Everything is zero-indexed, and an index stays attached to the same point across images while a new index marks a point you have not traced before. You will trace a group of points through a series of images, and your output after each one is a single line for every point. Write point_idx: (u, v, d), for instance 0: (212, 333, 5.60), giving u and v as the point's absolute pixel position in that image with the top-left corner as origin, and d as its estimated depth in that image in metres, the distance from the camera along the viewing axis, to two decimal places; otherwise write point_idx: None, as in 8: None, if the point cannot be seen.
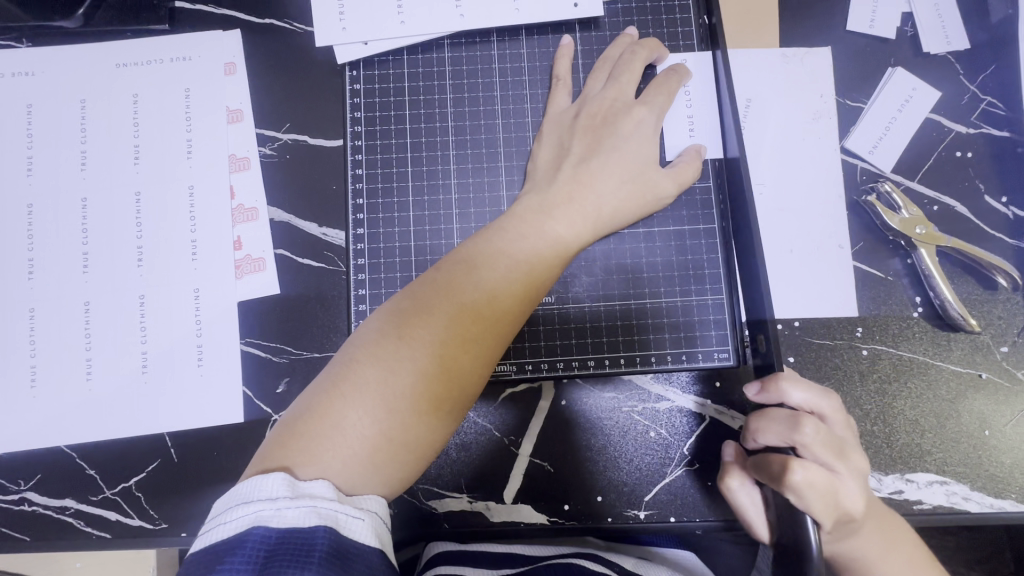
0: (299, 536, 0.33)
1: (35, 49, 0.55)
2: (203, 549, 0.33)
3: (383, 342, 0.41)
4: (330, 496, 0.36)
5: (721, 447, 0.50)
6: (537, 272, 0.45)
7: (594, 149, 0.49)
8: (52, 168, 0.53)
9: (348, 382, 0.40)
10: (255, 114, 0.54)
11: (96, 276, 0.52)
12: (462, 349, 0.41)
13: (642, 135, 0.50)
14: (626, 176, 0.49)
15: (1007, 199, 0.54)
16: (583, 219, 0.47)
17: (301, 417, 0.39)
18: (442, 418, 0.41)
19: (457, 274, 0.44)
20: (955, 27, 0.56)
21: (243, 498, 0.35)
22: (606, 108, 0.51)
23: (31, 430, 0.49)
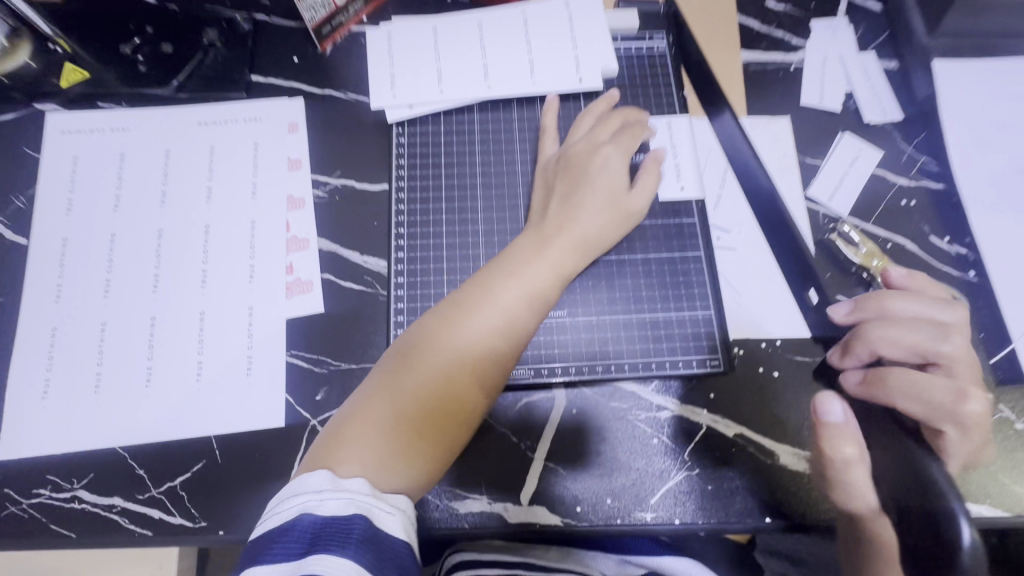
0: (339, 522, 0.40)
1: (130, 110, 0.65)
2: (262, 535, 0.41)
3: (403, 363, 0.50)
4: (366, 492, 0.42)
5: (719, 452, 0.55)
6: (531, 294, 0.53)
7: (575, 188, 0.58)
8: (134, 204, 0.62)
9: (374, 399, 0.48)
10: (311, 162, 0.64)
11: (163, 295, 0.59)
12: (471, 363, 0.50)
13: (609, 170, 0.59)
14: (604, 207, 0.58)
15: (949, 238, 0.64)
16: (570, 244, 0.56)
17: (337, 431, 0.47)
18: (452, 420, 0.49)
19: (459, 301, 0.52)
20: (889, 102, 0.68)
21: (293, 492, 0.42)
22: (581, 151, 0.60)
23: (90, 431, 0.54)
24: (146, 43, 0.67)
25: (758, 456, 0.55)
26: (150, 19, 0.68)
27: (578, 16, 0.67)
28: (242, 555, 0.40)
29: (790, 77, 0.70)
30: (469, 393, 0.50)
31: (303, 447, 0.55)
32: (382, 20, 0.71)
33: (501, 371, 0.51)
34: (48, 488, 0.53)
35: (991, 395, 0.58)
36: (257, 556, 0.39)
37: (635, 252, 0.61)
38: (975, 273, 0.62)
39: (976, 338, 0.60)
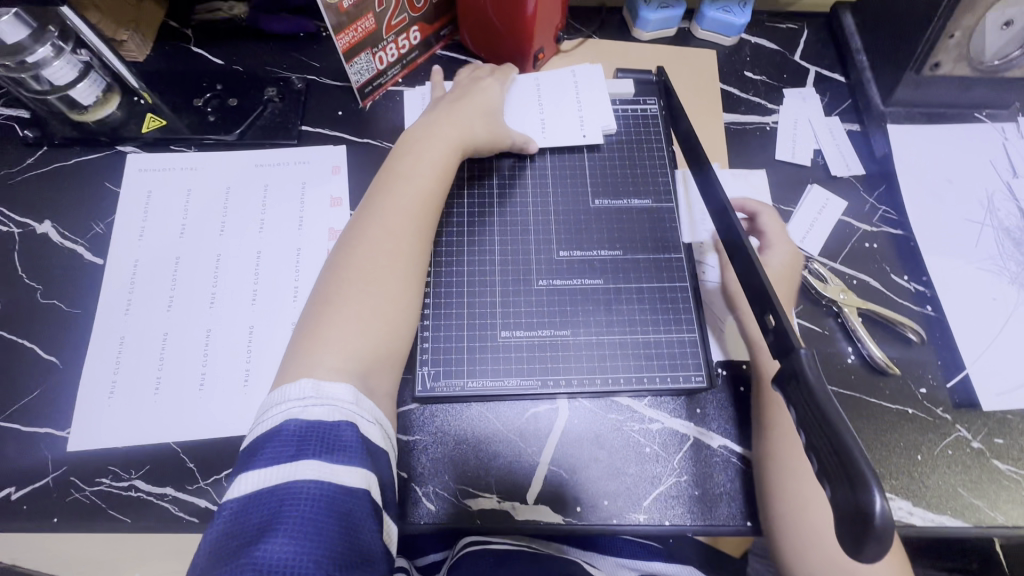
0: (326, 426, 0.46)
1: (198, 153, 0.76)
2: (253, 439, 0.46)
3: (348, 258, 0.59)
4: (348, 398, 0.49)
5: (705, 460, 0.62)
6: (423, 198, 0.64)
7: (456, 107, 0.72)
8: (197, 231, 0.72)
9: (330, 304, 0.56)
10: (351, 200, 0.74)
11: (219, 310, 0.67)
12: (401, 261, 0.60)
13: (474, 144, 0.70)
14: (484, 115, 0.72)
15: (909, 277, 0.72)
16: (454, 135, 0.69)
17: (300, 341, 0.54)
18: (409, 264, 0.60)
19: (387, 192, 0.64)
20: (853, 159, 0.79)
21: (276, 402, 0.48)
22: (458, 133, 0.70)
23: (149, 428, 0.61)
24: (216, 97, 0.79)
25: (740, 465, 0.62)
26: (220, 78, 0.80)
27: (583, 83, 0.79)
28: (237, 461, 0.46)
29: (765, 136, 0.80)
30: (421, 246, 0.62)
31: None
32: (415, 82, 0.83)
33: (422, 267, 0.62)
34: (108, 478, 0.60)
35: (948, 416, 0.65)
36: (251, 460, 0.44)
37: (630, 281, 0.69)
38: (932, 308, 0.70)
39: (934, 364, 0.67)
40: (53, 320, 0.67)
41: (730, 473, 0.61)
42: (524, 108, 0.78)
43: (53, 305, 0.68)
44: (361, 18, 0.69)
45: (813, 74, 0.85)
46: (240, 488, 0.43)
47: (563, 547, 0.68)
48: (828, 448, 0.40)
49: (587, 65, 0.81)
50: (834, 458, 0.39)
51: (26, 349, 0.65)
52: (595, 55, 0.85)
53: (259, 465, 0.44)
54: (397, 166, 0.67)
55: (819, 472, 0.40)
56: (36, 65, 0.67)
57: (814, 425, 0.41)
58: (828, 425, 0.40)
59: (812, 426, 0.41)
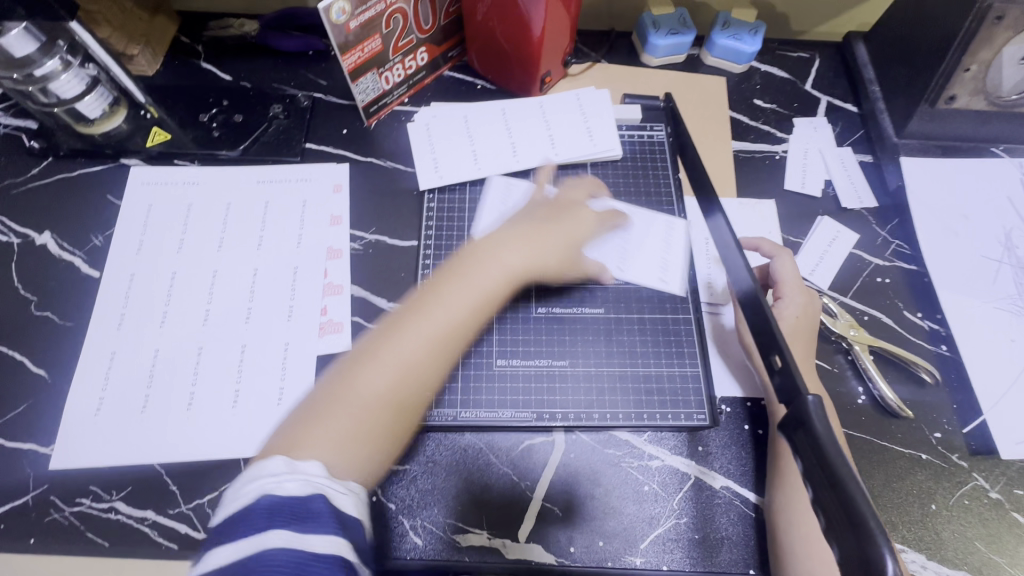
0: (298, 500, 0.42)
1: (201, 168, 0.76)
2: (218, 519, 0.42)
3: (381, 331, 0.54)
4: (321, 474, 0.45)
5: (706, 502, 0.59)
6: (485, 307, 0.56)
7: (544, 224, 0.63)
8: (195, 247, 0.71)
9: (348, 380, 0.51)
10: (351, 219, 0.74)
11: (212, 328, 0.66)
12: (437, 342, 0.53)
13: (588, 230, 0.65)
14: (529, 243, 0.61)
15: (922, 315, 0.70)
16: (533, 263, 0.60)
17: (307, 415, 0.50)
18: (409, 406, 0.52)
19: (479, 257, 0.59)
20: (864, 191, 0.77)
21: (250, 477, 0.44)
22: (565, 200, 0.66)
23: (134, 447, 0.60)
24: (222, 113, 0.79)
25: (742, 509, 0.59)
26: (227, 94, 0.81)
27: (588, 105, 0.78)
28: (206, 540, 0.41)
29: (775, 166, 0.79)
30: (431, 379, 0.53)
31: None
32: (421, 102, 0.82)
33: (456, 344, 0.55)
34: (89, 498, 0.58)
35: (964, 463, 0.62)
36: (223, 535, 0.41)
37: (632, 312, 0.68)
38: (947, 348, 0.68)
39: (949, 408, 0.64)
40: (45, 333, 0.66)
41: (731, 517, 0.59)
42: (531, 130, 0.77)
43: (46, 317, 0.67)
44: (367, 39, 0.70)
45: (824, 103, 0.84)
46: (214, 562, 0.40)
47: None
48: (834, 502, 0.37)
49: (594, 89, 0.80)
50: (841, 512, 0.36)
51: (17, 362, 0.65)
52: (602, 80, 0.85)
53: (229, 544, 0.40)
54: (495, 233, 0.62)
55: (826, 527, 0.37)
56: (43, 78, 0.67)
57: (820, 476, 0.38)
58: (836, 476, 0.37)
59: (818, 476, 0.38)
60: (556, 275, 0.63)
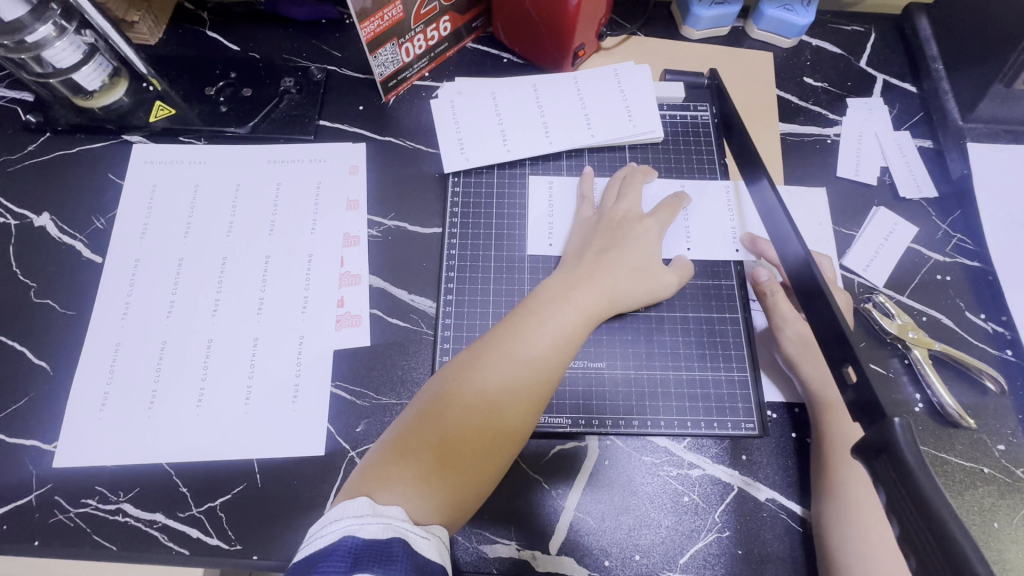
0: (379, 544, 0.41)
1: (209, 146, 0.71)
2: (299, 562, 0.41)
3: (455, 369, 0.53)
4: (402, 518, 0.44)
5: (751, 516, 0.55)
6: (562, 340, 0.55)
7: (610, 245, 0.61)
8: (204, 231, 0.66)
9: (424, 419, 0.50)
10: (369, 203, 0.69)
11: (222, 319, 0.62)
12: (517, 376, 0.52)
13: (651, 239, 0.63)
14: (636, 267, 0.61)
15: (986, 316, 0.64)
16: (602, 293, 0.58)
17: (383, 455, 0.49)
18: (496, 440, 0.50)
19: (547, 290, 0.58)
20: (924, 180, 0.71)
21: (333, 518, 0.43)
22: (620, 216, 0.64)
23: (142, 446, 0.56)
24: (229, 86, 0.73)
25: (790, 524, 0.55)
26: (235, 66, 0.75)
27: (626, 81, 0.72)
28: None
29: (826, 151, 0.73)
30: (516, 423, 0.51)
31: (341, 479, 0.56)
32: (443, 77, 0.76)
33: (547, 377, 0.53)
34: (95, 499, 0.55)
35: None
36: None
37: (672, 309, 0.63)
38: (1012, 352, 0.63)
39: (1014, 418, 0.59)
40: (47, 322, 0.62)
41: (777, 532, 0.55)
42: (565, 108, 0.71)
43: (47, 305, 0.63)
44: (388, 5, 0.63)
45: (881, 82, 0.77)
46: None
47: None
48: (925, 532, 0.31)
49: (631, 64, 0.74)
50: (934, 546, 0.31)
51: (17, 353, 0.61)
52: (639, 54, 0.78)
53: None
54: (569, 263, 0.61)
55: (916, 564, 0.32)
56: (35, 46, 0.61)
57: (906, 506, 0.33)
58: (927, 505, 0.32)
59: (904, 505, 0.33)
60: (646, 299, 0.60)
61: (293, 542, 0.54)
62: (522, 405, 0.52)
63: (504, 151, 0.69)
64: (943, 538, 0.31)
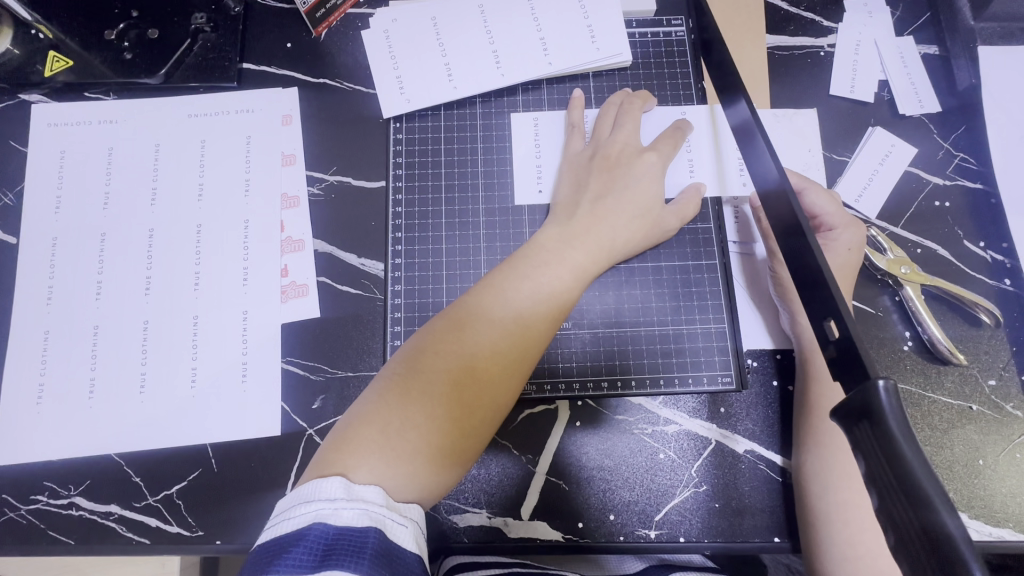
0: (354, 534, 0.37)
1: (119, 101, 0.62)
2: (268, 542, 0.38)
3: (438, 334, 0.48)
4: (380, 502, 0.40)
5: (728, 469, 0.53)
6: (557, 300, 0.50)
7: (609, 187, 0.55)
8: (125, 201, 0.60)
9: (403, 390, 0.45)
10: (307, 158, 0.61)
11: (156, 298, 0.57)
12: (507, 341, 0.48)
13: (653, 177, 0.56)
14: (635, 211, 0.55)
15: (985, 244, 0.59)
16: (599, 249, 0.53)
17: (354, 430, 0.44)
18: (486, 413, 0.47)
19: (537, 246, 0.53)
20: (927, 93, 0.63)
21: (304, 497, 0.39)
22: (618, 151, 0.57)
23: (87, 439, 0.53)
24: (133, 28, 0.63)
25: (768, 474, 0.53)
26: None
27: None
28: (245, 566, 0.37)
29: (818, 65, 0.64)
30: (506, 392, 0.47)
31: (301, 458, 0.54)
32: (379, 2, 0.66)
33: (540, 342, 0.49)
34: (45, 495, 0.53)
35: (1020, 413, 0.55)
36: (266, 564, 0.36)
37: (646, 259, 0.58)
38: (1011, 282, 0.58)
39: (1008, 351, 0.56)
40: None
41: (753, 486, 0.53)
42: (519, 33, 0.62)
43: None
44: None
45: None
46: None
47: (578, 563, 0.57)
48: (913, 524, 0.28)
49: None
50: (922, 539, 0.27)
51: None
52: None
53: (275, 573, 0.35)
54: (559, 213, 0.55)
55: (896, 548, 0.29)
56: None
57: (891, 487, 0.29)
58: (918, 494, 0.28)
59: (890, 487, 0.29)
60: (642, 243, 0.55)
61: (257, 524, 0.52)
62: (513, 373, 0.47)
63: (450, 89, 0.61)
64: (932, 532, 0.27)
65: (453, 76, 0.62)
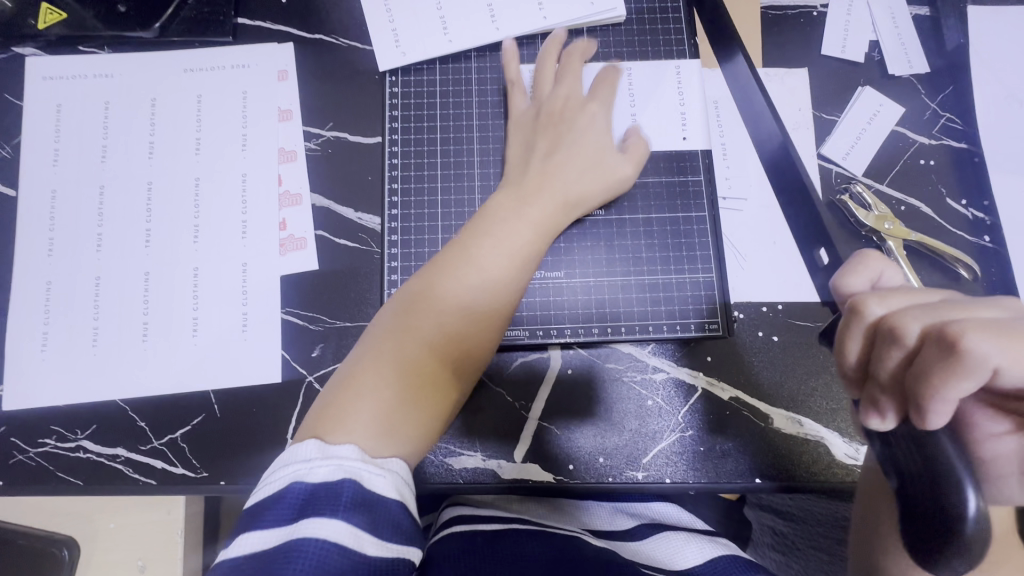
0: (327, 489, 0.38)
1: (114, 55, 0.62)
2: (254, 505, 0.40)
3: (406, 303, 0.49)
4: (355, 457, 0.41)
5: (714, 415, 0.55)
6: (521, 255, 0.51)
7: (556, 143, 0.56)
8: (123, 155, 0.60)
9: (375, 359, 0.47)
10: (304, 113, 0.62)
11: (156, 250, 0.58)
12: (477, 300, 0.49)
13: (597, 127, 0.57)
14: (584, 162, 0.56)
15: (967, 202, 0.61)
16: (556, 203, 0.54)
17: (329, 402, 0.45)
18: (458, 366, 0.49)
19: (495, 206, 0.54)
20: (917, 53, 0.64)
21: (283, 462, 0.41)
22: (560, 105, 0.58)
23: (92, 384, 0.55)
24: None
25: (751, 419, 0.55)
26: None
27: None
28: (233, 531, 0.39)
29: (811, 24, 0.65)
30: (479, 346, 0.49)
31: (302, 404, 0.55)
32: None
33: (510, 296, 0.51)
34: (52, 438, 0.54)
35: None
36: (250, 522, 0.38)
37: (636, 212, 0.59)
38: (990, 239, 0.60)
39: None
40: None
41: (737, 430, 0.55)
42: None
43: None
44: None
45: None
46: (237, 549, 0.37)
47: (570, 512, 0.60)
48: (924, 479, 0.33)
49: None
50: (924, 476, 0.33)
51: None
52: None
53: (263, 528, 0.37)
54: (516, 174, 0.56)
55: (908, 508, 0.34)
56: None
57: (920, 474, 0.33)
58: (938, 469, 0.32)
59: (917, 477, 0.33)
60: (603, 195, 0.57)
61: (260, 465, 0.54)
62: (484, 328, 0.50)
63: (446, 43, 0.62)
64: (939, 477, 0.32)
65: (449, 31, 0.62)
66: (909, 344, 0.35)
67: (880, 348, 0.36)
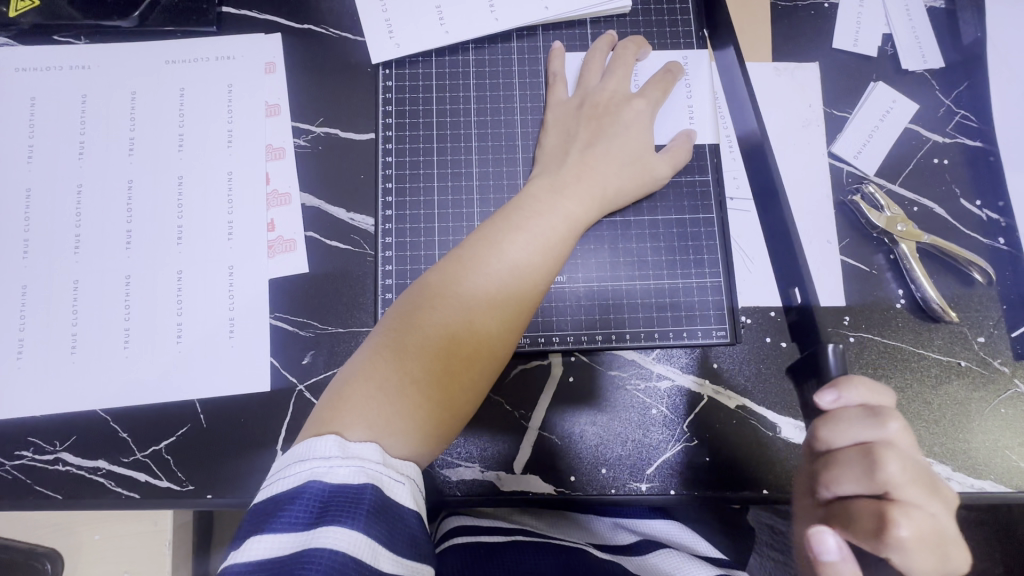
0: (349, 493, 0.37)
1: (91, 45, 0.59)
2: (264, 500, 0.38)
3: (432, 291, 0.47)
4: (377, 459, 0.39)
5: (721, 424, 0.53)
6: (553, 250, 0.49)
7: (598, 136, 0.54)
8: (102, 152, 0.57)
9: (398, 348, 0.44)
10: (292, 108, 0.59)
11: (138, 253, 0.55)
12: (503, 293, 0.47)
13: (643, 124, 0.55)
14: (626, 160, 0.54)
15: (981, 203, 0.59)
16: (591, 198, 0.52)
17: (346, 391, 0.43)
18: (483, 364, 0.46)
19: (526, 197, 0.51)
20: (931, 47, 0.61)
21: (298, 456, 0.39)
22: (607, 99, 0.56)
23: (70, 394, 0.52)
24: None
25: (758, 430, 0.53)
26: None
27: None
28: (240, 527, 0.37)
29: (822, 17, 0.62)
30: (503, 343, 0.47)
31: (293, 413, 0.53)
32: None
33: (538, 292, 0.48)
34: (30, 451, 0.52)
35: (1006, 369, 0.55)
36: (261, 522, 0.36)
37: (642, 212, 0.57)
38: (1005, 241, 0.58)
39: (998, 310, 0.56)
40: None
41: (745, 440, 0.53)
42: None
43: None
44: None
45: None
46: (246, 552, 0.35)
47: (572, 524, 0.58)
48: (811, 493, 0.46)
49: None
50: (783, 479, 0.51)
51: None
52: None
53: (275, 529, 0.35)
54: (548, 165, 0.54)
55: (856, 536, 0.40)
56: None
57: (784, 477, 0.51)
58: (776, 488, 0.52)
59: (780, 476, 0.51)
60: (634, 194, 0.54)
61: (248, 477, 0.52)
62: (510, 324, 0.47)
63: (442, 34, 0.59)
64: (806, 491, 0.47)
65: (445, 21, 0.59)
66: (879, 440, 0.40)
67: (853, 421, 0.41)
